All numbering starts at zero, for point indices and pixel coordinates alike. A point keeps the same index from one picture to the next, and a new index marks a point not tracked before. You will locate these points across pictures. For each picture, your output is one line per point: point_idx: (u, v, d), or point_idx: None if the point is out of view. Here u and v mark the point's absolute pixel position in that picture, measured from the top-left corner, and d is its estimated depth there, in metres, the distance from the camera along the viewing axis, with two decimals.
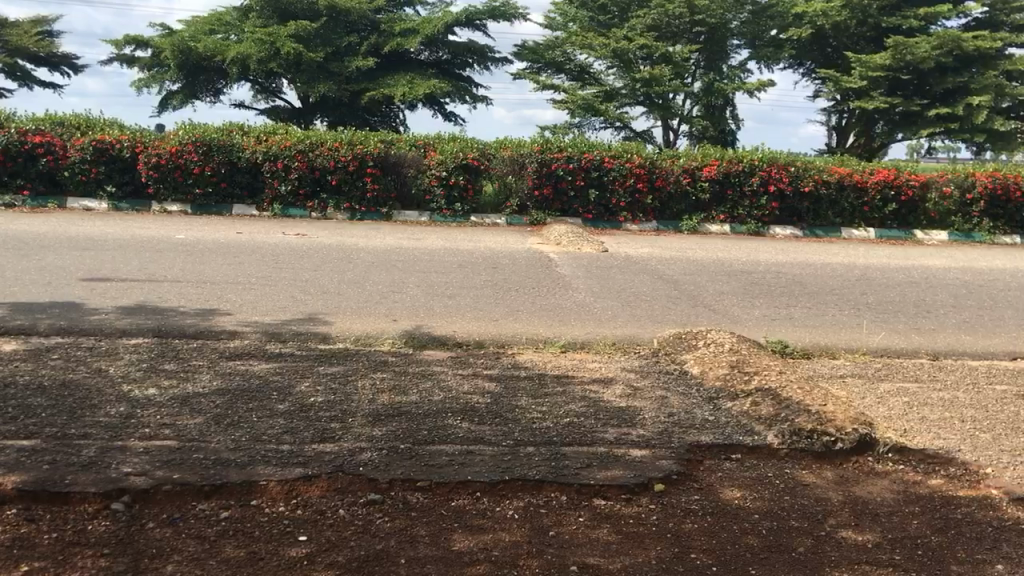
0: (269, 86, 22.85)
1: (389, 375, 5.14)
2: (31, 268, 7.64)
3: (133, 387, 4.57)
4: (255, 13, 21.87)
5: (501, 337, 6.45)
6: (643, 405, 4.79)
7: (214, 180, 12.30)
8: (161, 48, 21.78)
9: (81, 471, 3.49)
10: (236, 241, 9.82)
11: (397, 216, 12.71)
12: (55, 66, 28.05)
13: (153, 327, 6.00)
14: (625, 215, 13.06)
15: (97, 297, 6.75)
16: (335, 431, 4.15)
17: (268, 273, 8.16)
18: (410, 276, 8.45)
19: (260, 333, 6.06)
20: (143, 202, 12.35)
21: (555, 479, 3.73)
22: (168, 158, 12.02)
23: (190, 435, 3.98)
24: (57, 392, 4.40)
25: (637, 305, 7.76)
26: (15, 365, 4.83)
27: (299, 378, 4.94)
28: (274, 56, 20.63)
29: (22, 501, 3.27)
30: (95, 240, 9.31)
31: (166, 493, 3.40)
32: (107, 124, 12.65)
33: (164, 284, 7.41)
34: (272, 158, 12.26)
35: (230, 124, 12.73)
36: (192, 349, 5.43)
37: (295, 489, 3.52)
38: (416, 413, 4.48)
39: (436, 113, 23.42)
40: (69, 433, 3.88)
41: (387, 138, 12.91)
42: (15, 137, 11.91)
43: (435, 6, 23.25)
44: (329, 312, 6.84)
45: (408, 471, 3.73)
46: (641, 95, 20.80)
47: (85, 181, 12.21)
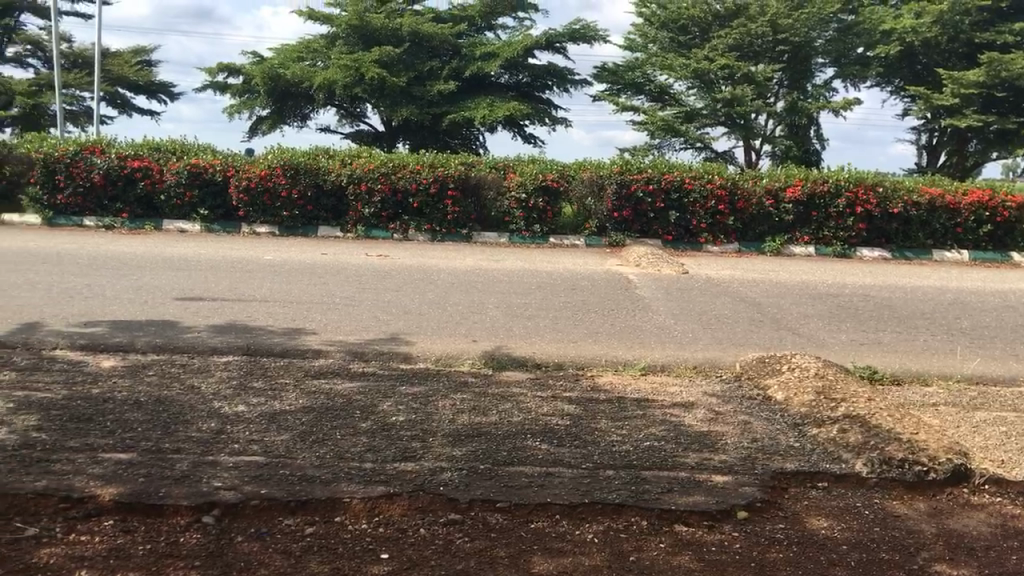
0: (353, 111, 23.36)
1: (469, 396, 5.17)
2: (131, 288, 7.94)
3: (223, 404, 4.70)
4: (341, 40, 22.46)
5: (580, 359, 6.43)
6: (725, 431, 4.72)
7: (301, 203, 12.61)
8: (252, 75, 22.52)
9: (174, 484, 3.61)
10: (321, 262, 10.04)
11: (477, 238, 12.82)
12: (152, 93, 29.15)
13: (242, 345, 6.17)
14: (705, 237, 12.91)
15: (190, 316, 6.98)
16: (416, 450, 4.20)
17: (352, 293, 8.33)
18: (490, 297, 8.51)
19: (344, 353, 6.18)
20: (233, 224, 12.72)
21: (635, 504, 3.70)
22: (257, 181, 12.38)
23: (277, 451, 4.08)
24: (151, 407, 4.56)
25: (719, 329, 7.63)
26: (114, 381, 5.02)
27: (381, 397, 5.02)
28: (359, 82, 21.16)
29: (118, 513, 3.38)
30: (188, 260, 9.64)
31: (254, 508, 3.49)
32: (201, 149, 13.11)
33: (253, 303, 7.64)
34: (356, 180, 12.54)
35: (317, 148, 13.05)
36: (278, 367, 5.56)
37: (377, 507, 3.58)
38: (496, 434, 4.50)
39: (516, 134, 23.60)
40: (163, 447, 4.02)
41: (467, 160, 13.04)
42: (115, 162, 12.43)
43: (516, 29, 23.52)
44: (411, 333, 6.93)
45: (488, 492, 3.75)
46: (722, 115, 20.63)
47: (180, 205, 12.66)
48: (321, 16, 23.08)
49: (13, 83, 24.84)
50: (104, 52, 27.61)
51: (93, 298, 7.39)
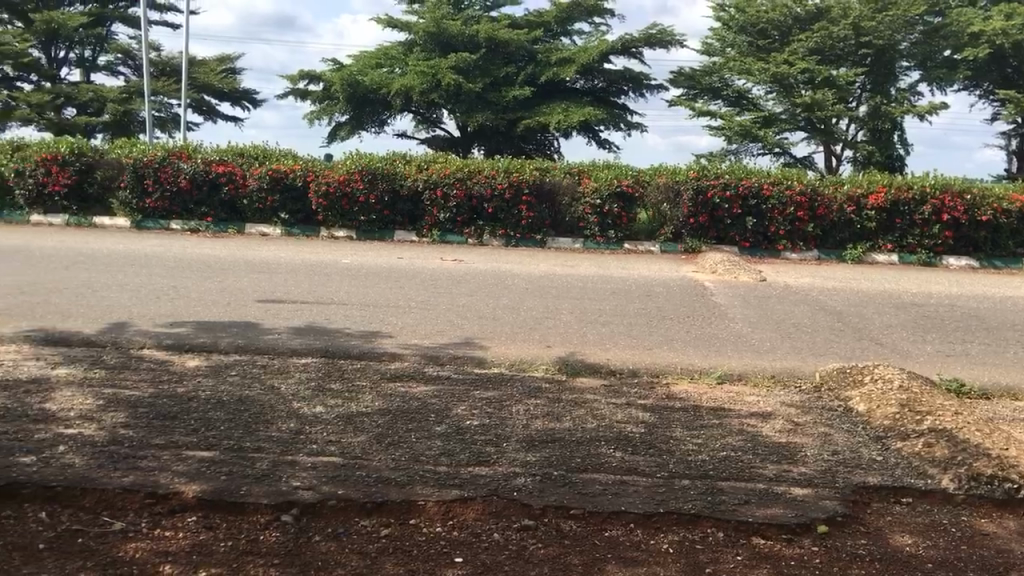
0: (429, 116, 23.60)
1: (543, 402, 5.16)
2: (215, 290, 8.15)
3: (302, 405, 4.79)
4: (419, 47, 22.73)
5: (655, 367, 6.37)
6: (804, 442, 4.62)
7: (378, 208, 12.79)
8: (332, 82, 22.95)
9: (255, 483, 3.69)
10: (396, 266, 10.15)
11: (551, 243, 12.81)
12: (236, 100, 29.89)
13: (320, 347, 6.28)
14: (784, 244, 12.67)
15: (271, 318, 7.14)
16: (490, 455, 4.21)
17: (428, 297, 8.41)
18: (564, 303, 8.50)
19: (419, 356, 6.23)
20: (312, 228, 12.96)
21: (711, 515, 3.65)
22: (336, 187, 12.61)
23: (354, 452, 4.13)
24: (234, 407, 4.67)
25: (798, 338, 7.48)
26: (198, 380, 5.16)
27: (456, 401, 5.04)
28: (435, 88, 21.39)
29: (200, 509, 3.46)
30: (269, 263, 9.85)
31: (332, 508, 3.54)
32: (283, 154, 13.40)
33: (331, 306, 7.77)
34: (432, 185, 12.65)
35: (394, 154, 13.22)
36: (356, 369, 5.64)
37: (451, 510, 3.59)
38: (570, 441, 4.49)
39: (591, 140, 23.54)
40: (245, 446, 4.11)
41: (542, 166, 13.06)
42: (201, 167, 12.78)
43: (592, 34, 23.49)
44: (485, 337, 6.96)
45: (562, 499, 3.74)
46: (802, 120, 20.24)
47: (262, 209, 12.96)
48: (399, 23, 23.40)
49: (105, 90, 25.77)
50: (191, 61, 28.45)
51: (179, 299, 7.60)
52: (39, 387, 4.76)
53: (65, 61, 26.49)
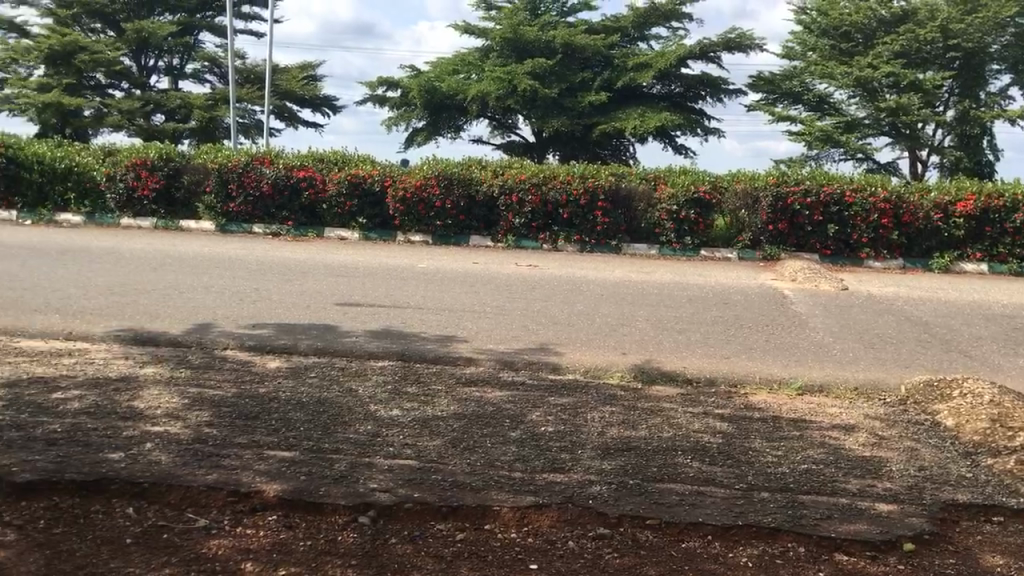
0: (505, 122, 23.70)
1: (619, 409, 5.12)
2: (294, 292, 8.31)
3: (379, 407, 4.84)
4: (496, 53, 22.87)
5: (732, 376, 6.26)
6: (889, 457, 4.48)
7: (454, 213, 12.88)
8: (410, 88, 23.25)
9: (333, 483, 3.73)
10: (472, 271, 10.19)
11: (626, 249, 12.72)
12: (317, 107, 30.47)
13: (397, 350, 6.34)
14: (867, 252, 12.34)
15: (349, 321, 7.24)
16: (565, 462, 4.19)
17: (503, 302, 8.43)
18: (640, 309, 8.43)
19: (494, 361, 6.25)
20: (389, 232, 13.11)
21: (791, 529, 3.56)
22: (413, 192, 12.74)
23: (430, 456, 4.16)
24: (313, 408, 4.74)
25: (882, 349, 7.27)
26: (279, 381, 5.26)
27: (530, 407, 5.03)
28: (511, 94, 21.48)
29: (281, 508, 3.52)
30: (347, 267, 10.01)
31: (408, 511, 3.56)
32: (361, 160, 13.60)
33: (408, 310, 7.85)
34: (508, 191, 12.70)
35: (470, 159, 13.31)
36: (431, 373, 5.68)
37: (526, 517, 3.58)
38: (646, 449, 4.44)
39: (667, 145, 23.33)
40: (323, 447, 4.17)
41: (618, 172, 12.99)
42: (283, 172, 13.07)
43: (669, 39, 23.31)
44: (560, 343, 6.94)
45: (638, 508, 3.70)
46: (886, 125, 19.73)
47: (340, 213, 13.17)
48: (477, 30, 23.58)
49: (192, 97, 26.56)
50: (274, 68, 29.12)
51: (260, 301, 7.77)
52: (127, 386, 4.91)
53: (155, 69, 27.39)
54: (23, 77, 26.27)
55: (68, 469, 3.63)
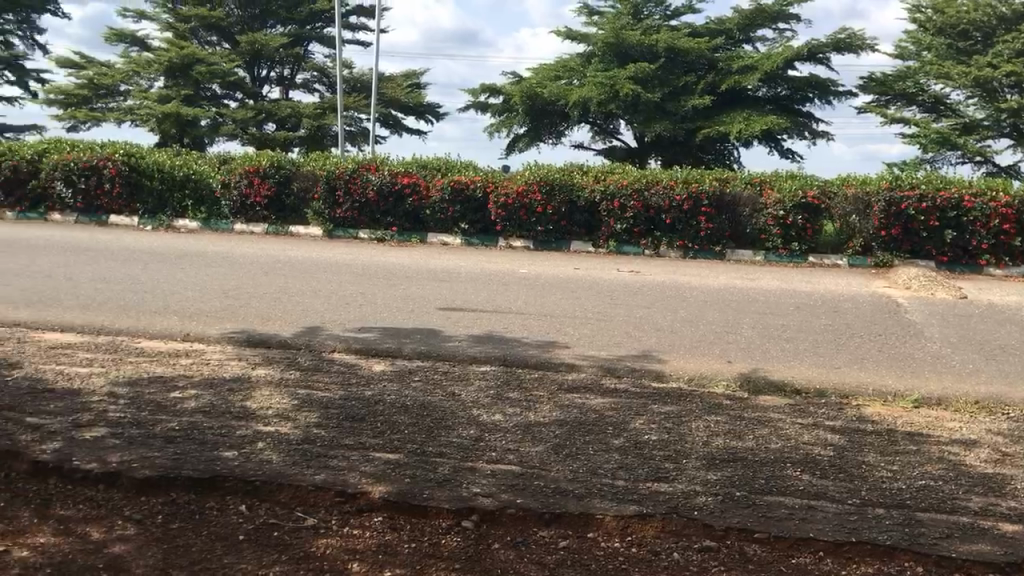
0: (606, 127, 23.58)
1: (724, 419, 5.00)
2: (398, 297, 8.44)
3: (482, 412, 4.86)
4: (597, 58, 22.84)
5: (844, 387, 6.04)
6: (1014, 475, 4.25)
7: (555, 219, 12.86)
8: (512, 95, 23.41)
9: (437, 487, 3.76)
10: (574, 277, 10.16)
11: (731, 255, 12.47)
12: (421, 114, 30.94)
13: (499, 355, 6.36)
14: (987, 259, 11.80)
15: (452, 325, 7.31)
16: (669, 472, 4.11)
17: (604, 308, 8.37)
18: (745, 317, 8.25)
19: (597, 367, 6.20)
20: (491, 238, 13.18)
21: (907, 547, 3.41)
22: (515, 197, 12.79)
23: (532, 462, 4.15)
24: (417, 411, 4.80)
25: (1004, 361, 6.92)
26: (384, 384, 5.34)
27: (633, 415, 4.96)
28: (613, 98, 21.37)
29: (386, 510, 3.56)
30: (450, 272, 10.11)
31: (511, 517, 3.55)
32: (463, 166, 13.75)
33: (509, 315, 7.87)
34: (609, 197, 12.63)
35: (571, 165, 13.32)
36: (534, 379, 5.67)
37: (629, 526, 3.53)
38: (753, 460, 4.32)
39: (773, 150, 22.81)
40: (427, 451, 4.20)
41: (722, 177, 12.79)
42: (388, 179, 13.31)
43: (776, 41, 22.82)
44: (663, 350, 6.84)
45: (745, 521, 3.60)
46: (1007, 125, 18.84)
47: (443, 219, 13.31)
48: (578, 36, 23.58)
49: (302, 107, 27.35)
50: (380, 77, 29.76)
51: (365, 305, 7.91)
52: (240, 386, 5.06)
53: (266, 80, 28.33)
54: (145, 89, 27.55)
55: (185, 466, 3.77)
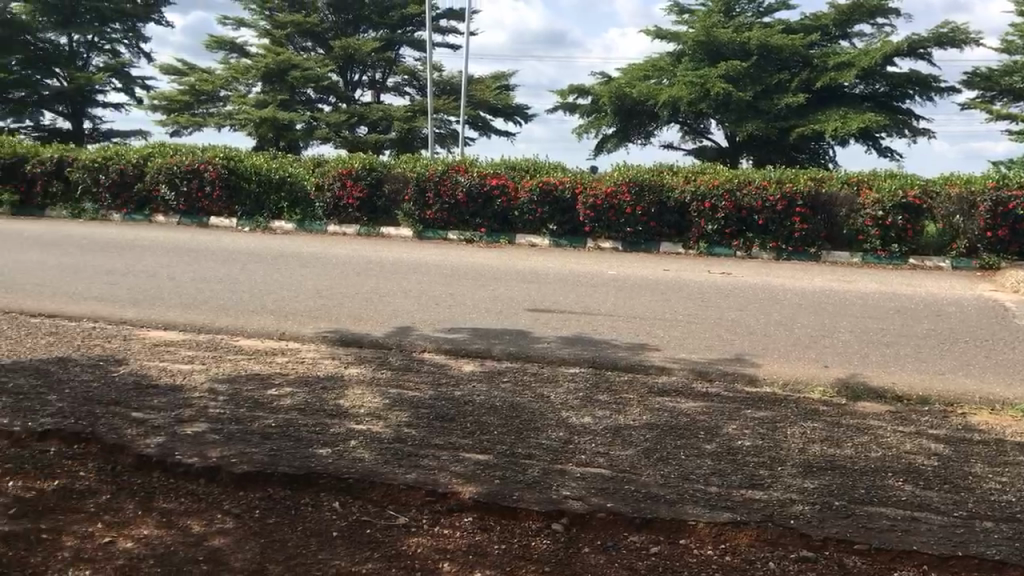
0: (697, 126, 23.25)
1: (821, 426, 4.86)
2: (487, 298, 8.47)
3: (571, 414, 4.83)
4: (688, 57, 22.58)
5: (949, 395, 5.80)
6: None
7: (645, 219, 12.73)
8: (601, 95, 23.32)
9: (527, 489, 3.75)
10: (664, 278, 10.03)
11: (826, 257, 12.14)
12: (509, 116, 31.03)
13: (589, 357, 6.32)
14: None
15: (541, 326, 7.29)
16: (764, 479, 4.01)
17: (696, 311, 8.24)
18: (842, 320, 8.01)
19: (688, 371, 6.10)
20: (580, 239, 13.13)
21: (1019, 564, 3.24)
22: (604, 199, 12.72)
23: (622, 466, 4.10)
24: (506, 413, 4.80)
25: None
26: (474, 384, 5.36)
27: (726, 420, 4.86)
28: (704, 98, 21.07)
29: (476, 511, 3.56)
30: (538, 273, 10.10)
31: (601, 521, 3.51)
32: (552, 168, 13.74)
33: (599, 317, 7.81)
34: (700, 197, 12.42)
35: (661, 165, 13.20)
36: (623, 382, 5.61)
37: (723, 534, 3.45)
38: (852, 469, 4.18)
39: (870, 148, 22.14)
40: (517, 452, 4.20)
41: (817, 177, 12.48)
42: (477, 180, 13.38)
43: (874, 36, 22.16)
44: (757, 354, 6.69)
45: (844, 531, 3.48)
46: None
47: (531, 220, 13.31)
48: (668, 35, 23.33)
49: (393, 110, 27.75)
50: (470, 80, 30.02)
51: (454, 306, 7.97)
52: (334, 385, 5.14)
53: (359, 83, 28.86)
54: (243, 94, 28.40)
55: (281, 462, 3.84)
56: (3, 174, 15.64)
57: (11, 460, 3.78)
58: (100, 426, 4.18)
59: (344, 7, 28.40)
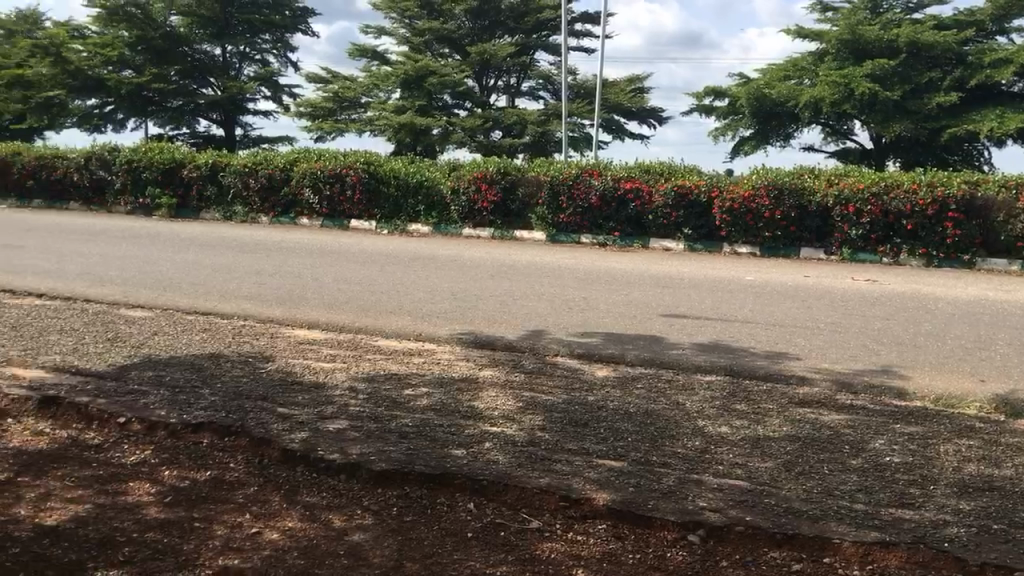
0: (840, 128, 22.43)
1: (978, 444, 4.56)
2: (620, 302, 8.39)
3: (708, 423, 4.71)
4: (831, 56, 21.85)
5: None
6: None
7: (784, 224, 12.36)
8: (738, 97, 22.84)
9: (661, 498, 3.67)
10: (804, 285, 9.71)
11: (980, 264, 11.48)
12: (644, 119, 30.75)
13: (725, 365, 6.16)
14: None
15: (676, 332, 7.16)
16: (914, 498, 3.80)
17: (839, 319, 7.93)
18: (1000, 332, 7.53)
19: (831, 382, 5.85)
20: (716, 243, 12.86)
21: None
22: (741, 202, 12.40)
23: (761, 478, 3.96)
24: (641, 420, 4.72)
25: None
26: (608, 390, 5.31)
27: (873, 434, 4.64)
28: (848, 98, 20.25)
29: (609, 518, 3.51)
30: (673, 278, 9.95)
31: (739, 534, 3.40)
32: (687, 171, 13.53)
33: (736, 323, 7.62)
34: (844, 201, 11.98)
35: (802, 168, 12.79)
36: (762, 391, 5.43)
37: (870, 554, 3.28)
38: (1012, 491, 3.91)
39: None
40: (651, 460, 4.13)
41: (972, 179, 11.82)
42: (611, 183, 13.30)
43: None
44: (905, 366, 6.37)
45: (1005, 557, 3.25)
46: None
47: (666, 224, 13.12)
48: (811, 34, 22.60)
49: (527, 114, 27.97)
50: (605, 83, 29.95)
51: (587, 310, 7.93)
52: (469, 386, 5.20)
53: (494, 88, 29.20)
54: (383, 100, 29.24)
55: (417, 461, 3.90)
56: (163, 179, 16.61)
57: (167, 451, 3.98)
58: (249, 420, 4.36)
59: (481, 13, 28.81)
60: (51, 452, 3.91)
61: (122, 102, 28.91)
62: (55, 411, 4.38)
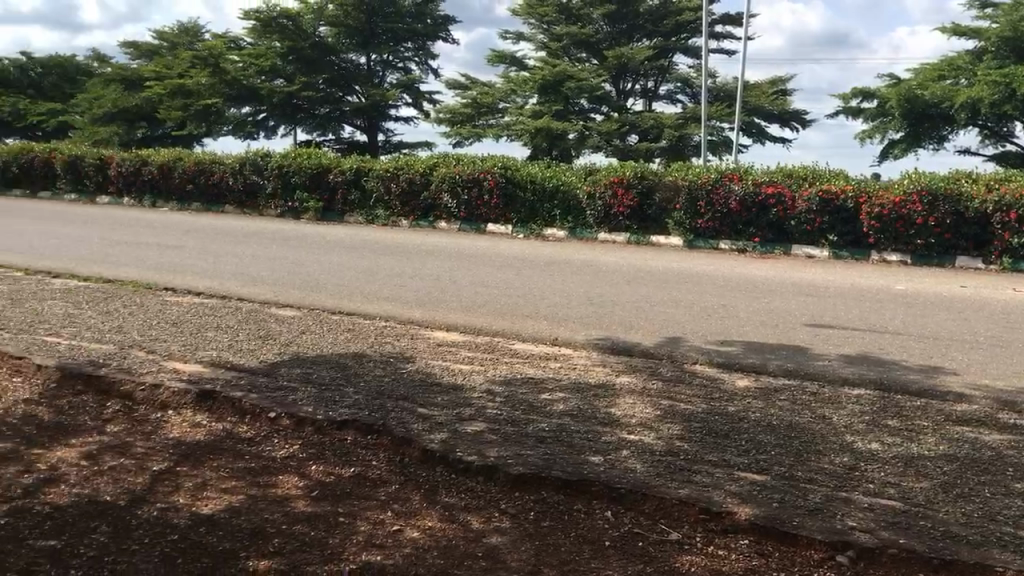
0: (999, 130, 21.16)
1: None
2: (761, 311, 8.14)
3: (857, 439, 4.50)
4: (991, 55, 20.67)
5: None
6: None
7: (938, 231, 11.76)
8: (888, 98, 21.87)
9: (808, 515, 3.52)
10: (961, 296, 9.18)
11: None
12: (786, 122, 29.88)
13: (875, 379, 5.87)
14: None
15: (821, 343, 6.88)
16: None
17: (1000, 333, 7.45)
18: None
19: (992, 400, 5.49)
20: (863, 251, 12.31)
21: None
22: (891, 208, 11.86)
23: (916, 499, 3.75)
24: (784, 432, 4.56)
25: None
26: (749, 400, 5.15)
27: None
28: (1010, 98, 19.09)
29: (753, 533, 3.39)
30: (817, 286, 9.59)
31: (892, 557, 3.23)
32: (833, 176, 13.04)
33: (885, 335, 7.27)
34: (1005, 207, 11.33)
35: (958, 172, 12.12)
36: (916, 407, 5.15)
37: None
38: None
39: None
40: (796, 475, 3.97)
41: None
42: (752, 188, 12.96)
43: None
44: None
45: None
46: None
47: (809, 230, 12.68)
48: (969, 31, 21.39)
49: (664, 118, 27.65)
50: (745, 86, 29.29)
51: (727, 318, 7.73)
52: (606, 393, 5.14)
53: (631, 92, 28.97)
54: (521, 105, 29.55)
55: (554, 467, 3.88)
56: (311, 183, 17.27)
57: (314, 446, 4.11)
58: (390, 420, 4.44)
59: (620, 17, 28.67)
60: (207, 443, 4.10)
61: (273, 110, 30.24)
62: (212, 404, 4.59)
